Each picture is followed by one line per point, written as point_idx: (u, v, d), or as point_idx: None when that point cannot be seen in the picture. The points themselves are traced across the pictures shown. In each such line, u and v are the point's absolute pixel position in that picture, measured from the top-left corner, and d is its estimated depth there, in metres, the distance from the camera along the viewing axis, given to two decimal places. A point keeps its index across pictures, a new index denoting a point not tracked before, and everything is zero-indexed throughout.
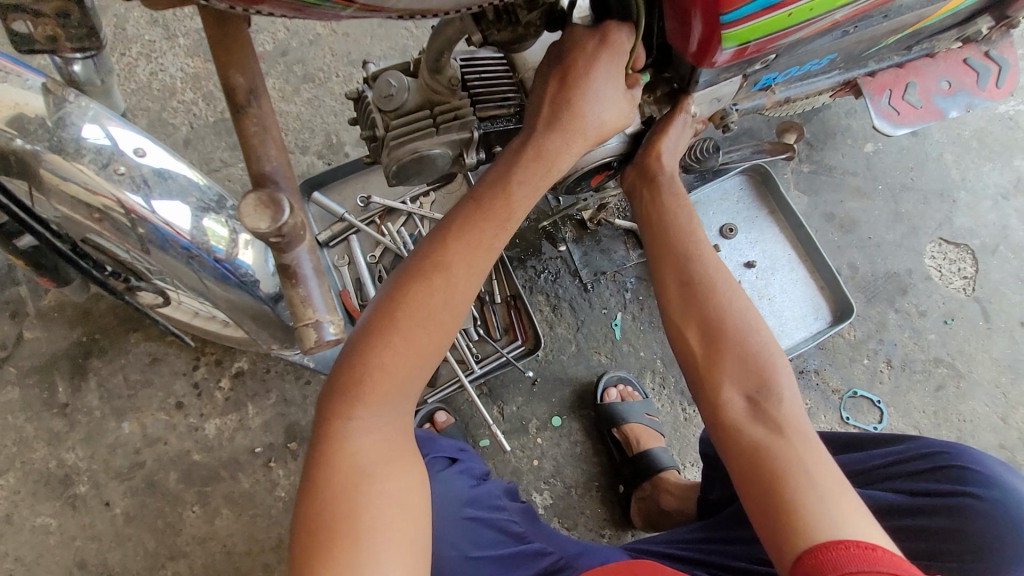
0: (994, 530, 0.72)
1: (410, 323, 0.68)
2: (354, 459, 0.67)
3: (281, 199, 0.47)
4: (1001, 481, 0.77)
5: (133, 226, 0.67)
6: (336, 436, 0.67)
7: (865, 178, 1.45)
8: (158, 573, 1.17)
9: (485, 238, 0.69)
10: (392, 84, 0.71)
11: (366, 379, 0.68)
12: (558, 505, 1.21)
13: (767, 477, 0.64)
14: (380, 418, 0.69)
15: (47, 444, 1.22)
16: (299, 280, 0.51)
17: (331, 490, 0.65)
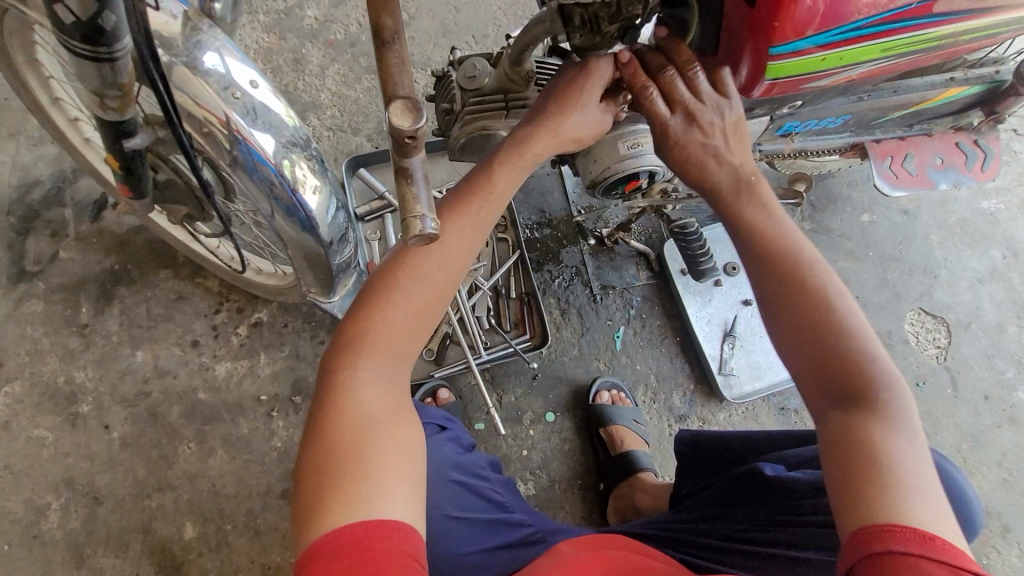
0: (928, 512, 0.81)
1: (408, 282, 0.67)
2: (357, 409, 0.63)
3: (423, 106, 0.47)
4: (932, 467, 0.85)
5: (232, 147, 0.76)
6: (342, 387, 0.64)
7: (859, 243, 1.59)
8: (143, 502, 1.19)
9: (478, 209, 0.70)
10: (477, 68, 0.82)
11: (367, 333, 0.66)
12: (540, 496, 1.27)
13: (850, 449, 0.58)
14: (381, 371, 0.66)
15: (59, 360, 1.25)
16: (413, 181, 0.49)
17: (335, 437, 0.61)
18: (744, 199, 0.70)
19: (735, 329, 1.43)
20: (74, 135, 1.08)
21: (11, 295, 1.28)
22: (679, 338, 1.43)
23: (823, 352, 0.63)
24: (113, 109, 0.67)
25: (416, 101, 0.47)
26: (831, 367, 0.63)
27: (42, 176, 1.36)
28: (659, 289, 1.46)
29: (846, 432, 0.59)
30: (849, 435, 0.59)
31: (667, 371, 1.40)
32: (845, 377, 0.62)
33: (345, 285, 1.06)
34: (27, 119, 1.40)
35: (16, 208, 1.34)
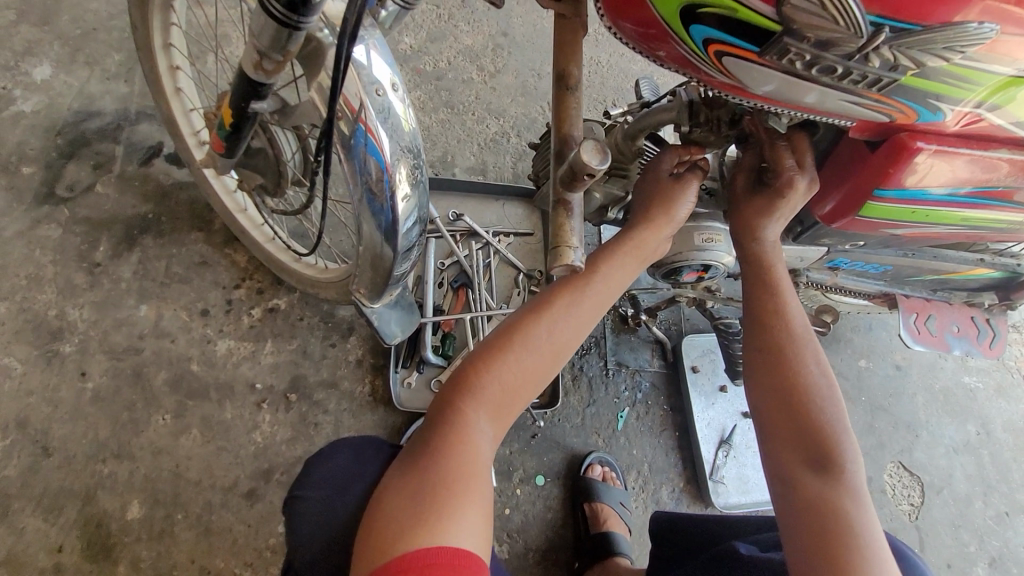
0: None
1: (524, 349, 0.75)
2: (467, 452, 0.70)
3: (607, 150, 0.49)
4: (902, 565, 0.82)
5: (355, 136, 0.78)
6: (453, 428, 0.71)
7: (852, 385, 1.68)
8: (93, 467, 1.08)
9: (590, 299, 0.78)
10: (591, 132, 0.88)
11: (481, 384, 0.74)
12: (512, 562, 1.21)
13: (813, 511, 0.65)
14: (484, 420, 0.73)
15: (58, 292, 1.18)
16: (570, 213, 0.52)
17: (435, 473, 0.68)
18: (775, 258, 0.79)
19: (732, 437, 1.45)
20: (168, 81, 1.09)
21: (31, 214, 1.23)
22: (677, 432, 1.44)
23: (806, 409, 0.70)
24: (267, 72, 0.69)
25: (603, 142, 0.49)
26: (804, 428, 0.69)
27: (106, 109, 1.35)
28: (668, 380, 1.49)
29: (818, 504, 0.65)
30: (807, 500, 0.65)
31: (660, 464, 1.40)
32: (810, 439, 0.68)
33: (390, 295, 1.05)
34: (109, 53, 1.40)
35: (68, 132, 1.31)
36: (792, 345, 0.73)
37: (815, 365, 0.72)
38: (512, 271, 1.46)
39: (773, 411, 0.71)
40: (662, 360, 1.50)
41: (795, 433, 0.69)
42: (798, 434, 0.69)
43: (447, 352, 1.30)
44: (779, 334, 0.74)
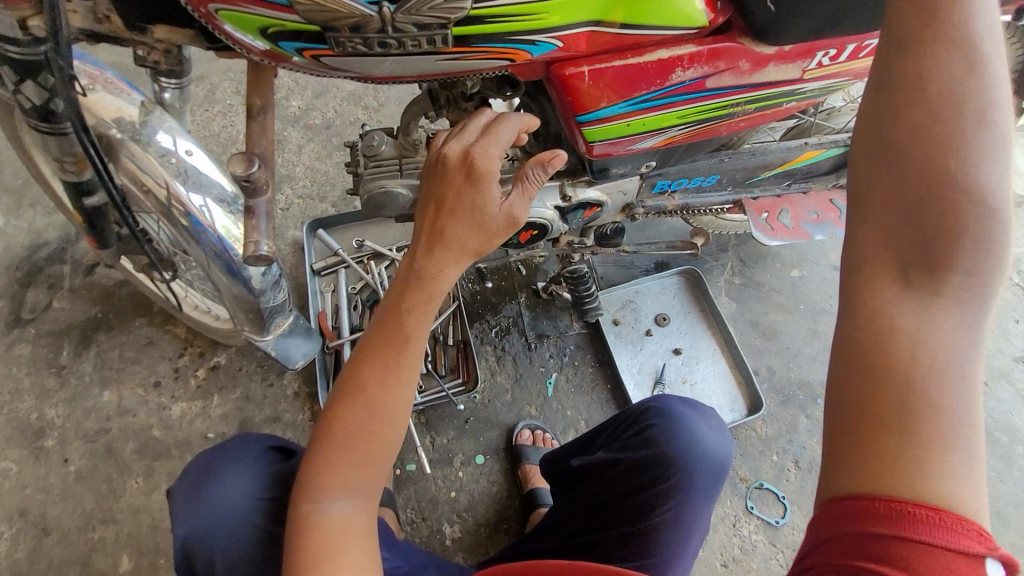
0: (686, 450, 0.92)
1: (347, 434, 0.72)
2: (329, 531, 0.70)
3: (254, 159, 0.69)
4: (688, 403, 1.02)
5: (171, 203, 0.93)
6: (308, 523, 0.70)
7: (790, 296, 1.64)
8: (86, 534, 1.27)
9: (392, 356, 0.74)
10: (376, 139, 0.98)
11: (318, 474, 0.71)
12: (466, 539, 1.30)
13: (862, 365, 0.46)
14: (345, 501, 0.72)
15: (35, 398, 1.39)
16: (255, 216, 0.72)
17: (297, 570, 0.68)
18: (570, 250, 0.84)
19: (663, 376, 1.49)
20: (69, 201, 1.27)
21: (5, 339, 1.45)
22: (610, 384, 1.49)
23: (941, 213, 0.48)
24: (71, 170, 0.85)
25: (248, 156, 0.69)
26: (919, 239, 0.49)
27: (51, 238, 1.58)
28: (592, 338, 1.54)
29: (898, 388, 0.45)
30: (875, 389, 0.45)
31: (597, 417, 1.45)
32: (845, 363, 0.48)
33: (280, 325, 1.23)
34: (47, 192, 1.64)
35: (24, 265, 1.54)
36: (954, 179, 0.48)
37: (974, 192, 0.48)
38: None
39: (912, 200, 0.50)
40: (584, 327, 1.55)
41: (893, 204, 0.51)
42: (916, 244, 0.49)
43: None
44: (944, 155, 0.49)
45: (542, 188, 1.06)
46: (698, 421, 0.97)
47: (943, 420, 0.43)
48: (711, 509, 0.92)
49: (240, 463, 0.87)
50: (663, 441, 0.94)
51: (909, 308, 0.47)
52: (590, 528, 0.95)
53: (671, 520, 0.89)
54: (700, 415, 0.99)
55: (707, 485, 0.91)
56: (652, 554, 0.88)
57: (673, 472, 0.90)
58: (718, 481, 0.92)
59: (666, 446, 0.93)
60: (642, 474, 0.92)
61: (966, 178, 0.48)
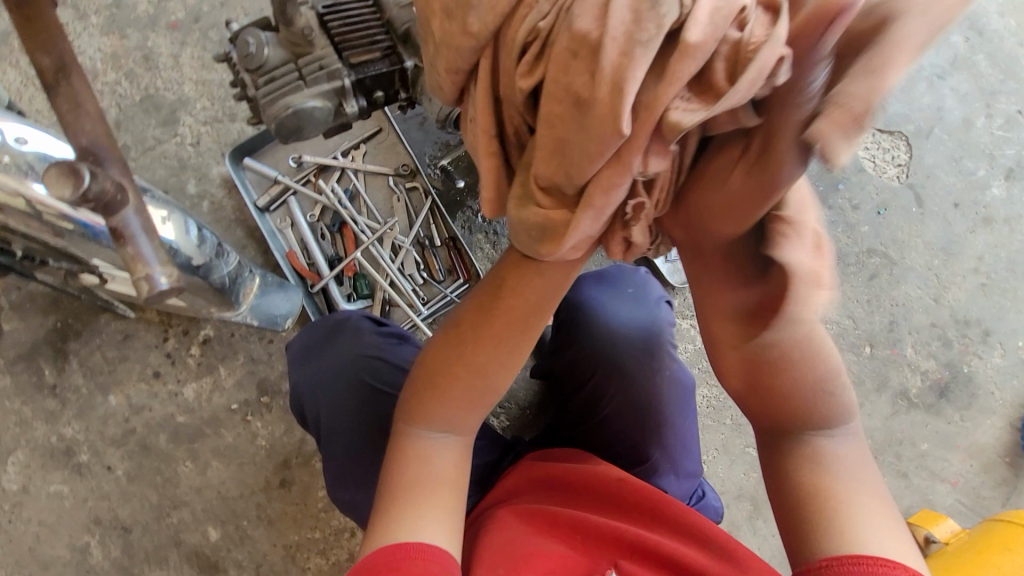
0: (611, 336, 0.95)
1: (454, 385, 0.70)
2: (429, 466, 0.70)
3: (81, 168, 0.52)
4: (601, 280, 1.06)
5: (39, 212, 0.73)
6: (407, 441, 0.71)
7: None
8: (166, 521, 1.32)
9: (502, 330, 0.68)
10: (251, 43, 0.74)
11: (428, 397, 0.71)
12: (515, 424, 1.33)
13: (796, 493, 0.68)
14: (444, 434, 0.72)
15: (45, 422, 1.33)
16: (127, 239, 0.53)
17: (394, 486, 0.70)
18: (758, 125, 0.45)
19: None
20: None
21: None
22: None
23: (760, 366, 0.65)
24: None
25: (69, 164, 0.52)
26: (776, 412, 0.68)
27: None
28: None
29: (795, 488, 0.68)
30: (799, 495, 0.68)
31: None
32: (785, 505, 0.69)
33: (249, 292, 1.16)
34: None
35: None
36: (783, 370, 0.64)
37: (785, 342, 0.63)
38: (382, 179, 1.36)
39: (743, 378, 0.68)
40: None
41: (747, 363, 0.66)
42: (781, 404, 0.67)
43: (363, 292, 1.30)
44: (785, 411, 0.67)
45: None
46: (612, 301, 1.01)
47: (830, 500, 0.66)
48: (663, 368, 0.92)
49: (350, 335, 1.01)
50: (584, 333, 0.97)
51: (801, 442, 0.68)
52: (562, 427, 0.98)
53: (623, 394, 0.92)
54: (614, 289, 1.04)
55: (636, 350, 0.93)
56: (623, 418, 0.92)
57: (601, 365, 0.94)
58: (649, 347, 0.93)
59: (585, 337, 0.97)
60: (577, 377, 0.97)
61: (813, 345, 0.63)
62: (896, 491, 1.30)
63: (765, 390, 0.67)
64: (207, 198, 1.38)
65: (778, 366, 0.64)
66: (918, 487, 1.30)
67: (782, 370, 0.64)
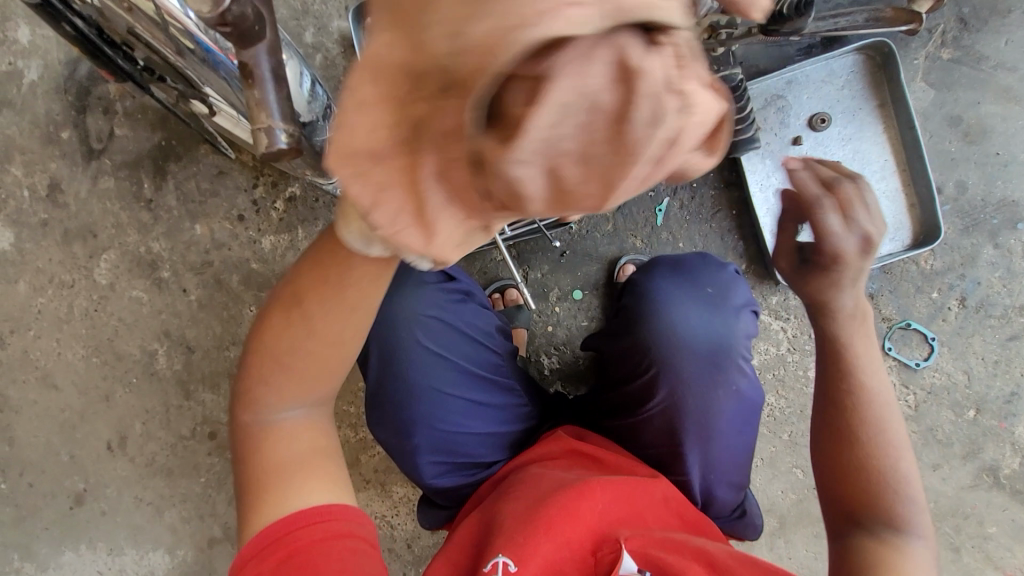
0: (666, 348, 0.82)
1: (284, 358, 0.58)
2: (280, 448, 0.65)
3: None
4: (681, 274, 0.90)
5: (168, 25, 0.69)
6: (251, 429, 0.65)
7: (1023, 77, 1.15)
8: (224, 353, 1.41)
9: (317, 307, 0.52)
10: None
11: (258, 377, 0.61)
12: (563, 368, 1.29)
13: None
14: (296, 406, 0.65)
15: (137, 232, 1.41)
16: (256, 82, 0.53)
17: (250, 475, 0.65)
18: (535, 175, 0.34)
19: None
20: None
21: (87, 172, 1.41)
22: (735, 210, 1.24)
23: (840, 448, 0.72)
24: None
25: None
26: (852, 499, 0.71)
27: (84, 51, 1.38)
28: None
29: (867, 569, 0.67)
30: (858, 574, 0.68)
31: (714, 250, 1.24)
32: None
33: None
34: None
35: (70, 86, 1.40)
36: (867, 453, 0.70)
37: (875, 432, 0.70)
38: None
39: (828, 451, 0.73)
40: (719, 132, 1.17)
41: (839, 443, 0.72)
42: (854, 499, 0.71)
43: None
44: (858, 496, 0.71)
45: None
46: (686, 312, 0.84)
47: None
48: (723, 383, 0.81)
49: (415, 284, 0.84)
50: (649, 321, 0.85)
51: (874, 536, 0.69)
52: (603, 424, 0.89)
53: (670, 407, 0.81)
54: (696, 285, 0.88)
55: (699, 364, 0.81)
56: (660, 433, 0.83)
57: (653, 371, 0.82)
58: (717, 365, 0.81)
59: (644, 328, 0.85)
60: (627, 378, 0.86)
61: (896, 445, 0.70)
62: (940, 562, 1.20)
63: (834, 474, 0.72)
64: (322, 52, 1.31)
65: (860, 450, 0.71)
66: (965, 565, 1.20)
67: (868, 466, 0.70)
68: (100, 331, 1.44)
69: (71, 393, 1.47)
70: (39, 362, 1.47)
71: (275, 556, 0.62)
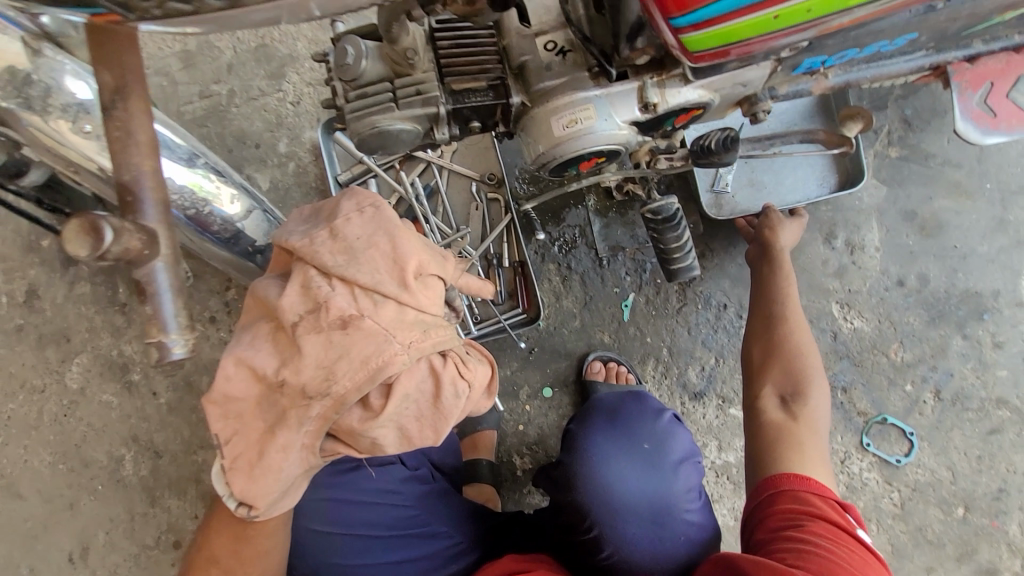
0: (603, 496, 0.81)
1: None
2: None
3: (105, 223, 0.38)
4: (618, 425, 0.87)
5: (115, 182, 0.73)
6: None
7: (971, 173, 1.17)
8: (192, 457, 1.39)
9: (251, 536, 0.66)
10: (349, 52, 0.65)
11: None
12: (537, 471, 1.24)
13: (763, 434, 0.85)
14: None
15: (111, 335, 1.42)
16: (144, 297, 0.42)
17: None
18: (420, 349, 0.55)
19: None
20: None
21: (66, 278, 1.44)
22: (700, 304, 1.23)
23: (769, 338, 0.92)
24: None
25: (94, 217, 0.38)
26: (779, 373, 0.89)
27: None
28: None
29: (771, 428, 0.85)
30: (764, 427, 0.86)
31: (683, 344, 1.23)
32: (755, 441, 0.86)
33: None
34: None
35: None
36: (789, 344, 0.91)
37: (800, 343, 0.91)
38: (465, 181, 1.28)
39: (759, 342, 0.93)
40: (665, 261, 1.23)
41: (771, 330, 0.93)
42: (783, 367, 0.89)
43: None
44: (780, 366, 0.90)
45: (610, 95, 0.68)
46: (618, 456, 0.84)
47: (807, 449, 0.82)
48: (667, 528, 0.80)
49: None
50: (585, 480, 0.83)
51: (781, 404, 0.87)
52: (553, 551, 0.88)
53: (619, 565, 0.80)
54: (629, 437, 0.86)
55: (640, 523, 0.80)
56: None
57: (592, 521, 0.81)
58: (660, 520, 0.80)
59: (579, 489, 0.82)
60: (570, 527, 0.84)
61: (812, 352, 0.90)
62: None
63: (761, 353, 0.92)
64: (294, 161, 1.37)
65: (788, 338, 0.91)
66: None
67: (791, 351, 0.90)
68: (68, 437, 1.42)
69: (35, 501, 1.43)
70: (4, 469, 1.44)
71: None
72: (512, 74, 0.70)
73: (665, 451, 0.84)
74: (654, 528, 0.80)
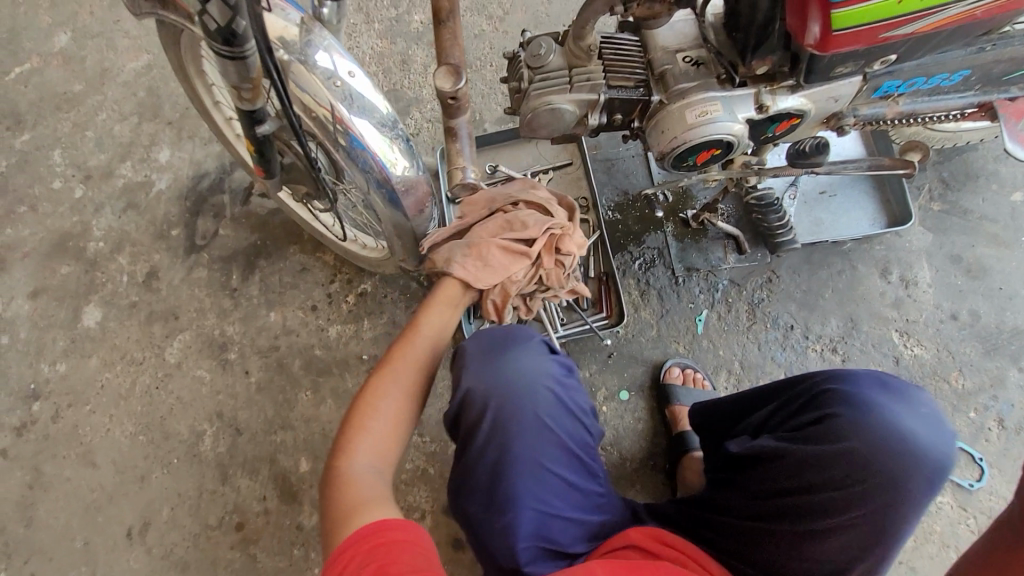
0: (886, 452, 0.75)
1: (384, 389, 0.84)
2: (358, 480, 0.76)
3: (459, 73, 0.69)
4: (889, 391, 0.82)
5: (339, 131, 0.90)
6: (340, 481, 0.76)
7: (1007, 227, 1.34)
8: (271, 437, 1.44)
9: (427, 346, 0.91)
10: (543, 47, 0.88)
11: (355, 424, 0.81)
12: (612, 471, 1.29)
13: None
14: (373, 460, 0.79)
15: (215, 317, 1.54)
16: None
17: (335, 508, 0.73)
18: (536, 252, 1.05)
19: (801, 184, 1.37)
20: (229, 132, 1.21)
21: (185, 263, 1.60)
22: (768, 324, 1.35)
23: None
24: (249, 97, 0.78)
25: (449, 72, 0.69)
26: None
27: (210, 168, 1.67)
28: (749, 271, 1.38)
29: None
30: None
31: (754, 359, 1.33)
32: None
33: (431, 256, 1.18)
34: (201, 123, 1.71)
35: (191, 194, 1.66)
36: None
37: None
38: None
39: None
40: (737, 282, 1.38)
41: None
42: None
43: None
44: None
45: (733, 98, 0.88)
46: (901, 415, 0.78)
47: None
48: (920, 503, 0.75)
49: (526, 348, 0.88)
50: (853, 434, 0.77)
51: None
52: (766, 517, 0.79)
53: (868, 525, 0.74)
54: (907, 405, 0.80)
55: (920, 485, 0.74)
56: (840, 556, 0.75)
57: (869, 474, 0.75)
58: (932, 486, 0.75)
59: (863, 441, 0.76)
60: (837, 483, 0.76)
61: None
62: None
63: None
64: None
65: None
66: None
67: None
68: (154, 409, 1.49)
69: (107, 471, 1.45)
70: (85, 436, 1.48)
71: (367, 545, 0.66)
72: (654, 78, 0.91)
73: (936, 423, 0.79)
74: (921, 495, 0.75)
